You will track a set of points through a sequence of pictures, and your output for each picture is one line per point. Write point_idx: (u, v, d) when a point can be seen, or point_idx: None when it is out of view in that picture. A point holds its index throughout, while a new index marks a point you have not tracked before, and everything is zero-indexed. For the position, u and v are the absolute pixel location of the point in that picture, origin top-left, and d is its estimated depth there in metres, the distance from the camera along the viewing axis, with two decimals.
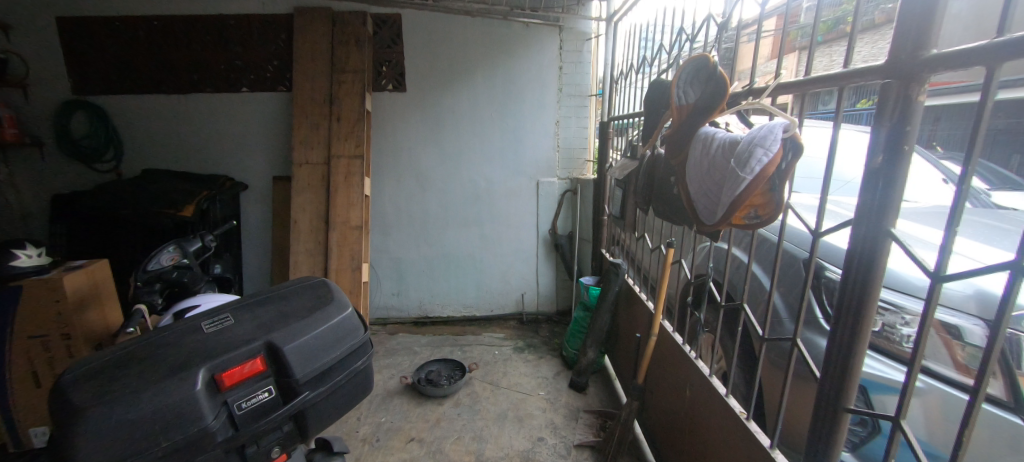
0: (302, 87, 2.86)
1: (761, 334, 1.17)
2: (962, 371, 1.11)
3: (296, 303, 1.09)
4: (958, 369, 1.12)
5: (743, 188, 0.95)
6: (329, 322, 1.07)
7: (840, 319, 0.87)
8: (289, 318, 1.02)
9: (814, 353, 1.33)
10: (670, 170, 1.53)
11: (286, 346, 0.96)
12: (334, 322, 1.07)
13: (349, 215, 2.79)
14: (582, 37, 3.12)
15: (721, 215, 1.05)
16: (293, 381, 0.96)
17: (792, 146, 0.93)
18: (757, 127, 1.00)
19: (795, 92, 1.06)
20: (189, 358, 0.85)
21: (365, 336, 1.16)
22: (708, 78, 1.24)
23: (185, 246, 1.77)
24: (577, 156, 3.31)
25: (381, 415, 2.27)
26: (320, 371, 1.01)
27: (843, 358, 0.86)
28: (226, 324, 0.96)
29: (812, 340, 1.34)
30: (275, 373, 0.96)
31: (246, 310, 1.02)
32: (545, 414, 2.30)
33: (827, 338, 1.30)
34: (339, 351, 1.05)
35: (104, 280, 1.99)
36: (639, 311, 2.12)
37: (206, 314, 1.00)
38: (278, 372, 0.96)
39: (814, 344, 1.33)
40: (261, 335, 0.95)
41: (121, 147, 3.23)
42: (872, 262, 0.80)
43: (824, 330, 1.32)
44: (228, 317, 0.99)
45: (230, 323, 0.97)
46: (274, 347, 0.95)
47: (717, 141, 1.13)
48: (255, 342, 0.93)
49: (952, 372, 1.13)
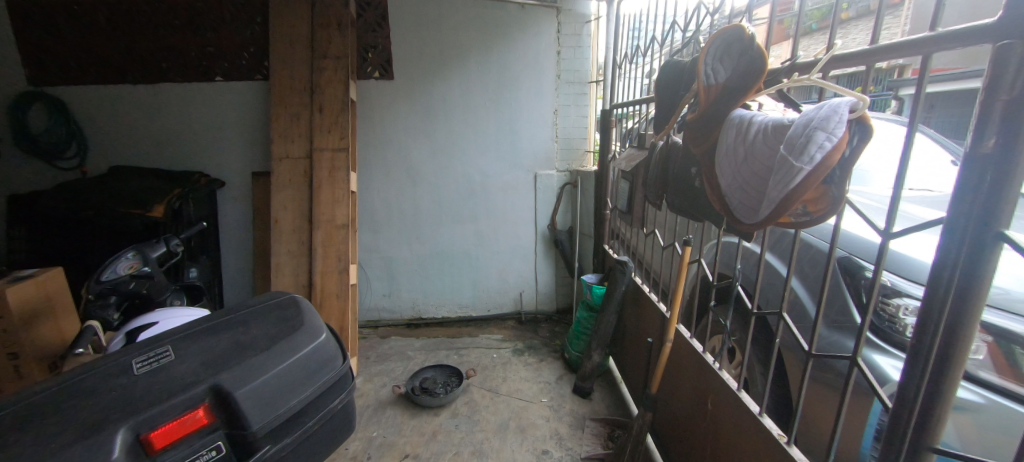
0: (280, 75, 2.63)
1: (808, 349, 1.00)
2: (1007, 376, 0.97)
3: (256, 330, 0.93)
4: (1001, 373, 0.98)
5: (799, 181, 0.78)
6: (297, 354, 0.93)
7: (925, 341, 0.71)
8: (245, 351, 0.87)
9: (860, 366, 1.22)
10: (693, 161, 1.35)
11: (237, 390, 0.81)
12: (303, 355, 0.94)
13: (334, 213, 2.57)
14: (581, 19, 2.94)
15: (764, 214, 0.89)
16: (248, 434, 0.81)
17: (859, 129, 0.76)
18: (813, 107, 0.83)
19: (858, 65, 0.90)
20: (109, 412, 0.69)
21: (342, 367, 1.03)
22: (741, 54, 1.06)
23: (147, 252, 1.60)
24: (576, 146, 3.12)
25: (373, 430, 2.11)
26: (285, 418, 0.86)
27: (927, 389, 0.71)
28: (163, 362, 0.79)
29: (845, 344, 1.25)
30: (226, 425, 0.80)
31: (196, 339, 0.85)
32: (549, 423, 2.15)
33: (896, 361, 1.14)
34: (309, 390, 0.92)
35: (58, 291, 1.79)
36: (650, 314, 1.96)
37: (143, 345, 0.82)
38: (229, 423, 0.80)
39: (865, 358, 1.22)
40: (207, 376, 0.80)
41: (86, 142, 2.99)
42: (975, 272, 0.64)
43: (890, 351, 1.17)
44: (167, 351, 0.81)
45: (169, 359, 0.80)
46: (223, 391, 0.80)
47: (758, 128, 0.96)
48: (199, 386, 0.78)
49: (993, 376, 0.99)
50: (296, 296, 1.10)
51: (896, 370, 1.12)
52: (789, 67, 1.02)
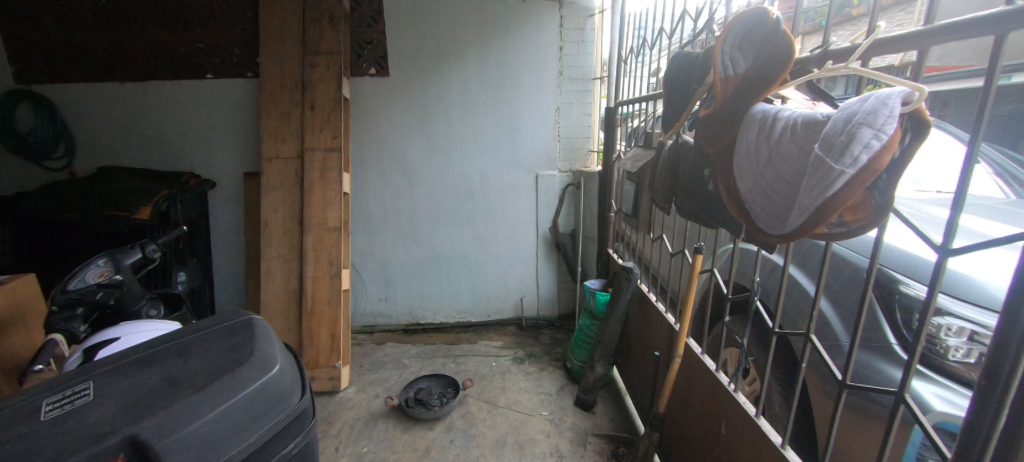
0: (271, 72, 2.53)
1: (842, 378, 0.87)
2: None
3: (199, 361, 0.78)
4: None
5: (840, 187, 0.66)
6: (246, 389, 0.74)
7: (1000, 382, 0.59)
8: (179, 390, 0.69)
9: (875, 383, 1.12)
10: (706, 162, 1.23)
11: (161, 441, 0.62)
12: (256, 388, 0.75)
13: (326, 215, 2.46)
14: (584, 13, 2.81)
15: (794, 225, 0.76)
16: None
17: (913, 125, 0.64)
18: (855, 99, 0.70)
19: (908, 49, 0.77)
20: None
21: (306, 401, 0.84)
22: (762, 42, 0.94)
23: (120, 259, 1.51)
24: (579, 146, 3.00)
25: (363, 445, 2.00)
26: None
27: (1004, 443, 0.58)
28: (76, 405, 0.64)
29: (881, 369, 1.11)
30: None
31: (135, 370, 0.74)
32: (549, 439, 2.03)
33: (942, 390, 1.01)
34: (263, 431, 0.73)
35: (29, 298, 1.69)
36: (657, 325, 1.84)
37: (55, 386, 0.68)
38: None
39: (881, 373, 1.13)
40: (123, 426, 0.61)
41: (74, 141, 2.91)
42: None
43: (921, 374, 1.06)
44: (89, 391, 0.67)
45: (86, 401, 0.65)
46: (142, 445, 0.61)
47: (785, 124, 0.85)
48: (110, 439, 0.59)
49: None
50: (257, 318, 0.97)
51: (939, 400, 1.00)
52: (820, 55, 0.89)
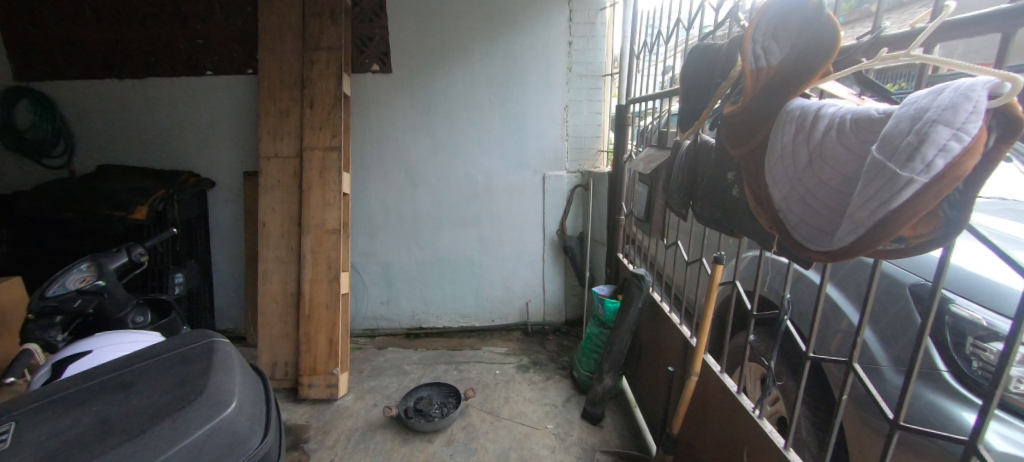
0: (269, 68, 2.45)
1: (892, 417, 0.76)
2: None
3: (140, 403, 0.69)
4: None
5: (904, 198, 0.55)
6: (193, 436, 0.65)
7: None
8: (104, 442, 0.60)
9: (918, 412, 1.01)
10: (730, 163, 1.12)
11: None
12: (203, 434, 0.66)
13: (325, 217, 2.38)
14: (595, 6, 2.69)
15: (843, 242, 0.65)
16: None
17: (1000, 124, 0.52)
18: (925, 93, 0.59)
19: (989, 32, 0.65)
20: None
21: (267, 444, 0.74)
22: (801, 28, 0.82)
23: (104, 263, 1.44)
24: (588, 145, 2.88)
25: (359, 458, 1.91)
26: None
27: None
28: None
29: (929, 399, 0.99)
30: None
31: (70, 412, 0.66)
32: (554, 455, 1.92)
33: (1004, 427, 0.89)
34: None
35: (13, 303, 1.63)
36: (671, 337, 1.72)
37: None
38: None
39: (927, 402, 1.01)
40: None
41: (73, 140, 2.87)
42: None
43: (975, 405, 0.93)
44: (7, 436, 0.61)
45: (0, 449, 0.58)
46: None
47: (830, 123, 0.74)
48: None
49: None
50: (219, 340, 0.92)
51: (1000, 438, 0.88)
52: (870, 42, 0.77)
